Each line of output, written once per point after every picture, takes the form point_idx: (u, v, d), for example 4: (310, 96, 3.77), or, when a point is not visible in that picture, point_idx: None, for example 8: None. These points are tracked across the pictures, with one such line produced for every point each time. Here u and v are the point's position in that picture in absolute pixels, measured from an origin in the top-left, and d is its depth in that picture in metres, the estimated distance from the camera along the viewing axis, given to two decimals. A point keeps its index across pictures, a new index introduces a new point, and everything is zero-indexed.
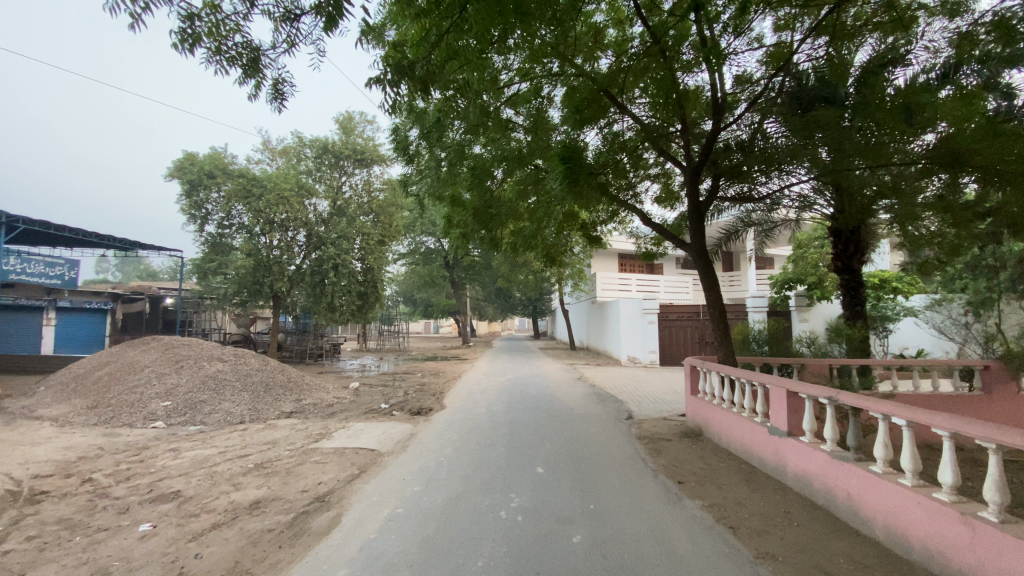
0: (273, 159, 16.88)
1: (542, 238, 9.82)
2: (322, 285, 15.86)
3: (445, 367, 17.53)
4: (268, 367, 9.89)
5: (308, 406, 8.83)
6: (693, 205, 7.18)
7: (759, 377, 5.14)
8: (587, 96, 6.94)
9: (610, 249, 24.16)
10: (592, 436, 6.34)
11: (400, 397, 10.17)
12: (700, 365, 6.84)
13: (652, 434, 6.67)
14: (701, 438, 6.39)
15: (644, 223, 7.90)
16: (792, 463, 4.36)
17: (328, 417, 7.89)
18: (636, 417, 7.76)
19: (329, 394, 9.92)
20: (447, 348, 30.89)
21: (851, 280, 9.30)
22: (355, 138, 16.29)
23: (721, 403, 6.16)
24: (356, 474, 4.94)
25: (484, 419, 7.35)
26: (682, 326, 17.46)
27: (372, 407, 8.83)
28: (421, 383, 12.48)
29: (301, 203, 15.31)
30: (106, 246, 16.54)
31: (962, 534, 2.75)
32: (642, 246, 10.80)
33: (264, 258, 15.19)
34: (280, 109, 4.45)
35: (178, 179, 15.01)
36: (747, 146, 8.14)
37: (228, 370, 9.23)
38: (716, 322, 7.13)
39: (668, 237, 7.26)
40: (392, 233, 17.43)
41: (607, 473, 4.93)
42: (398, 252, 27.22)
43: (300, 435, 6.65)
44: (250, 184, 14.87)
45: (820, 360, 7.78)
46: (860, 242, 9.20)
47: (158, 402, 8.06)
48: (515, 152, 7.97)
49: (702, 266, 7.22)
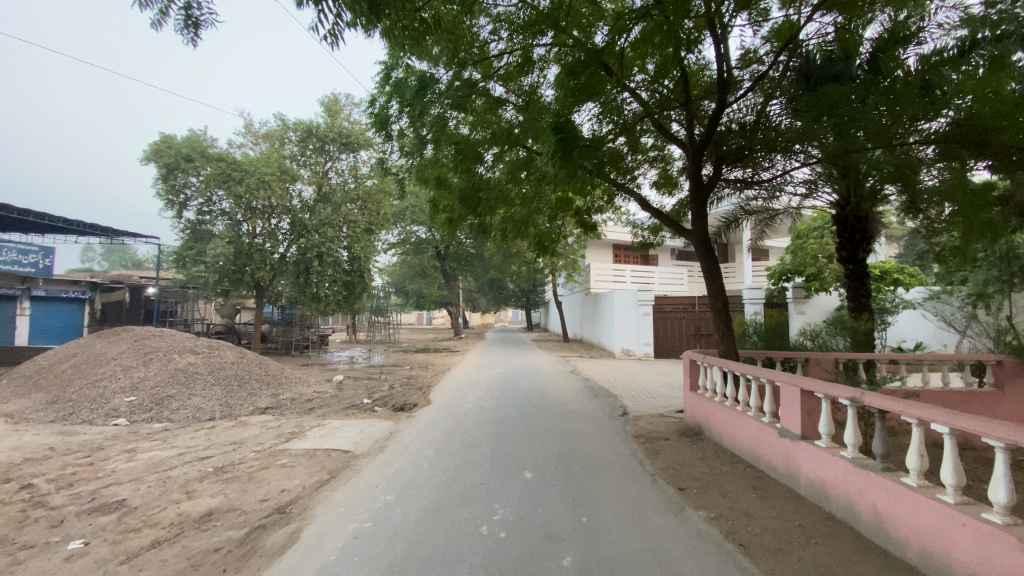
0: (256, 143, 16.21)
1: (534, 224, 9.31)
2: (307, 275, 15.30)
3: (435, 359, 17.06)
4: (244, 359, 9.36)
5: (286, 401, 8.33)
6: (697, 186, 6.65)
7: (768, 374, 4.70)
8: (584, 70, 6.31)
9: (604, 239, 23.69)
10: (585, 436, 5.88)
11: (384, 391, 9.70)
12: (700, 360, 6.38)
13: (649, 432, 6.24)
14: (701, 437, 5.98)
15: (642, 208, 7.39)
16: (805, 470, 3.95)
17: (305, 414, 7.40)
18: (632, 414, 7.34)
19: (309, 389, 9.41)
20: (438, 340, 30.42)
21: (856, 271, 8.87)
22: (341, 121, 15.65)
23: (724, 400, 5.74)
24: (324, 480, 4.46)
25: (471, 416, 6.89)
26: (677, 319, 17.07)
27: (354, 403, 8.35)
28: (408, 376, 12.01)
29: (285, 189, 14.68)
30: (80, 232, 15.83)
31: (1019, 564, 2.31)
32: (639, 235, 10.30)
33: (245, 246, 14.58)
34: (195, 43, 3.34)
35: (154, 163, 14.32)
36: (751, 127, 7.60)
37: (201, 362, 8.69)
38: (717, 314, 6.65)
39: (669, 223, 6.73)
40: (380, 221, 16.83)
41: (601, 479, 4.50)
42: (389, 242, 26.59)
43: (271, 434, 6.16)
44: (229, 168, 14.20)
45: (825, 354, 7.43)
46: (866, 230, 8.77)
47: (122, 397, 7.54)
48: (505, 131, 7.42)
49: (704, 255, 6.76)
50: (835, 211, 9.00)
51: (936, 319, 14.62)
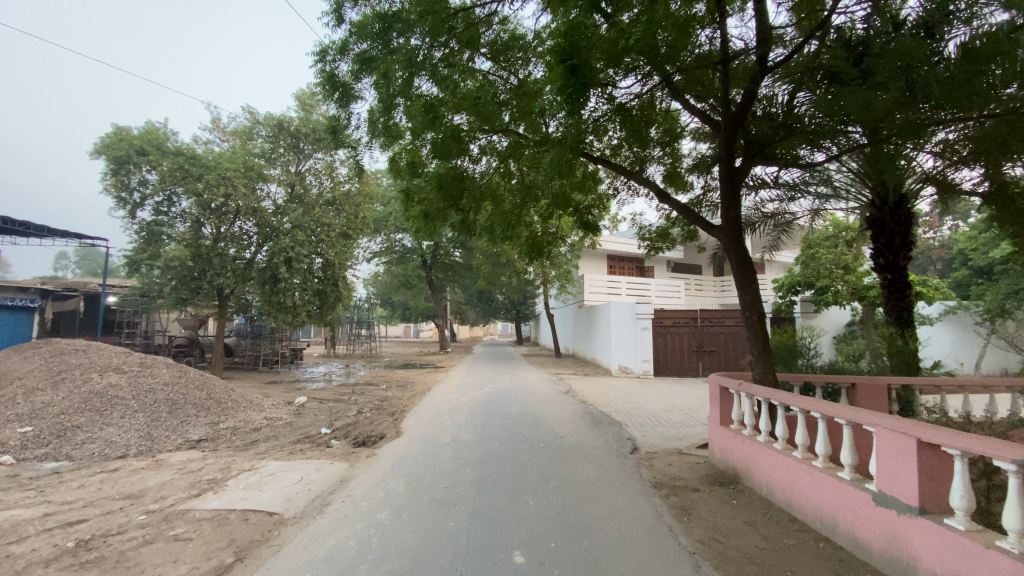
0: (223, 139, 14.78)
1: (525, 224, 8.00)
2: (274, 283, 13.85)
3: (415, 377, 15.61)
4: (182, 380, 7.88)
5: (226, 431, 6.89)
6: (728, 170, 5.47)
7: (848, 415, 3.45)
8: (599, 36, 4.80)
9: (599, 249, 22.56)
10: (592, 487, 4.58)
11: (350, 417, 8.27)
12: (733, 389, 5.10)
13: (671, 478, 4.94)
14: (739, 487, 4.69)
15: (650, 190, 5.97)
16: (931, 563, 2.68)
17: (243, 450, 5.97)
18: (646, 451, 6.03)
19: (260, 415, 7.95)
20: (423, 354, 28.86)
21: (895, 281, 7.68)
22: (316, 117, 14.34)
23: (770, 441, 4.47)
24: (222, 569, 3.07)
25: (448, 455, 5.53)
26: (678, 334, 15.88)
27: (309, 434, 6.92)
28: (382, 398, 10.59)
29: (251, 188, 13.29)
30: (21, 232, 14.22)
31: None
32: (645, 237, 8.69)
33: (203, 250, 13.10)
34: None
35: (104, 156, 12.85)
36: (776, 119, 6.44)
37: (125, 384, 7.19)
38: (752, 330, 5.34)
39: (692, 218, 5.48)
40: (358, 225, 15.45)
41: (624, 562, 3.19)
42: (371, 250, 25.11)
43: (186, 481, 4.74)
44: (187, 164, 12.78)
45: (876, 379, 6.04)
46: (906, 234, 7.56)
47: (15, 428, 6.04)
48: (490, 109, 6.08)
49: (732, 257, 5.41)
50: (868, 213, 7.89)
51: (949, 332, 14.33)
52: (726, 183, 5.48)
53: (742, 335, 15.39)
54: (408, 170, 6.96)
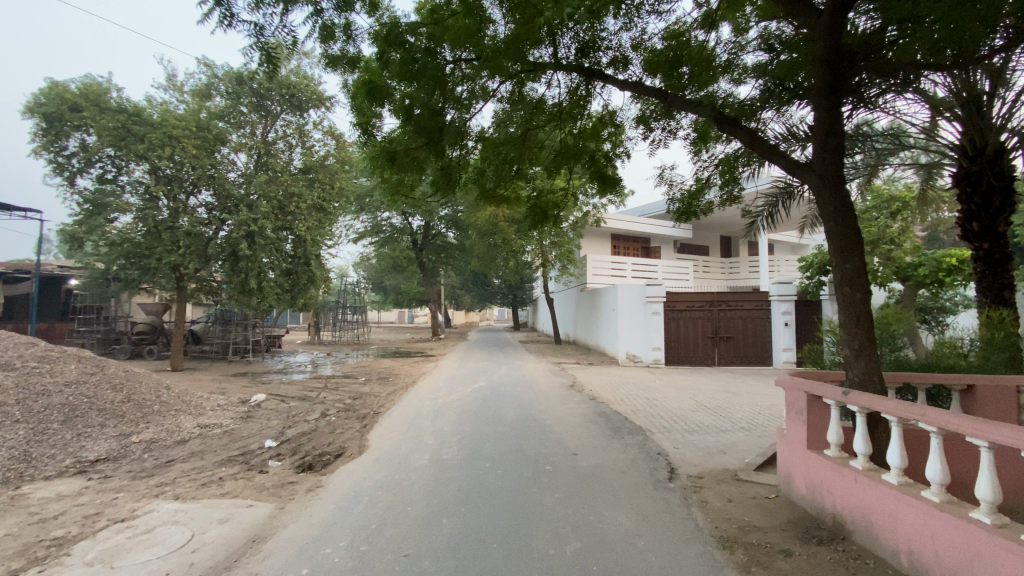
0: (179, 98, 12.93)
1: (523, 181, 6.35)
2: (237, 261, 12.18)
3: (399, 368, 14.01)
4: (91, 379, 6.21)
5: (136, 447, 5.30)
6: (829, 78, 3.81)
7: None
8: None
9: (602, 228, 20.94)
10: (630, 553, 3.02)
11: (308, 423, 6.66)
12: (830, 399, 3.49)
13: (744, 531, 3.37)
14: (846, 544, 3.14)
15: (706, 114, 4.29)
16: None
17: (140, 481, 4.35)
18: (688, 478, 4.47)
19: (192, 421, 6.33)
20: (414, 341, 27.23)
21: (993, 252, 6.14)
22: (284, 71, 12.49)
23: (907, 483, 2.90)
24: None
25: (419, 490, 3.93)
26: (692, 319, 14.31)
27: (244, 450, 5.32)
28: (355, 395, 8.99)
29: (208, 152, 11.51)
30: None
31: None
32: (675, 195, 7.07)
33: (151, 223, 11.34)
34: None
35: (33, 113, 11.00)
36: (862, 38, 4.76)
37: (7, 385, 5.53)
38: (850, 314, 3.73)
39: (766, 151, 3.96)
40: (335, 197, 13.72)
41: None
42: (355, 230, 23.26)
43: (15, 545, 3.13)
44: (129, 123, 10.95)
45: (1000, 379, 4.49)
46: (1008, 190, 5.99)
47: None
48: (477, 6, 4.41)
49: (827, 205, 3.79)
50: (959, 166, 6.28)
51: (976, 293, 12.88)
52: (827, 99, 3.82)
53: (763, 319, 13.88)
54: (370, 105, 5.22)
